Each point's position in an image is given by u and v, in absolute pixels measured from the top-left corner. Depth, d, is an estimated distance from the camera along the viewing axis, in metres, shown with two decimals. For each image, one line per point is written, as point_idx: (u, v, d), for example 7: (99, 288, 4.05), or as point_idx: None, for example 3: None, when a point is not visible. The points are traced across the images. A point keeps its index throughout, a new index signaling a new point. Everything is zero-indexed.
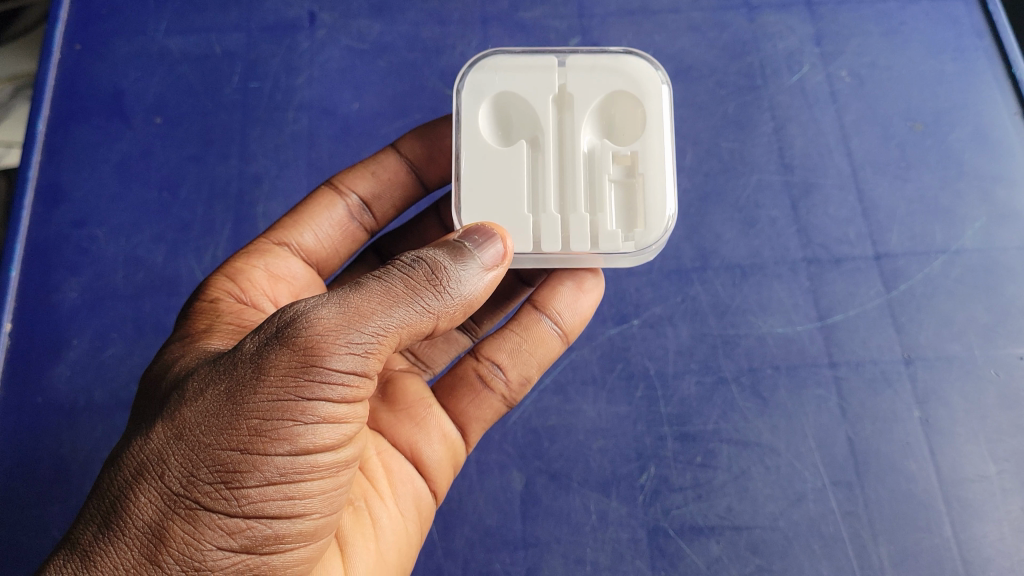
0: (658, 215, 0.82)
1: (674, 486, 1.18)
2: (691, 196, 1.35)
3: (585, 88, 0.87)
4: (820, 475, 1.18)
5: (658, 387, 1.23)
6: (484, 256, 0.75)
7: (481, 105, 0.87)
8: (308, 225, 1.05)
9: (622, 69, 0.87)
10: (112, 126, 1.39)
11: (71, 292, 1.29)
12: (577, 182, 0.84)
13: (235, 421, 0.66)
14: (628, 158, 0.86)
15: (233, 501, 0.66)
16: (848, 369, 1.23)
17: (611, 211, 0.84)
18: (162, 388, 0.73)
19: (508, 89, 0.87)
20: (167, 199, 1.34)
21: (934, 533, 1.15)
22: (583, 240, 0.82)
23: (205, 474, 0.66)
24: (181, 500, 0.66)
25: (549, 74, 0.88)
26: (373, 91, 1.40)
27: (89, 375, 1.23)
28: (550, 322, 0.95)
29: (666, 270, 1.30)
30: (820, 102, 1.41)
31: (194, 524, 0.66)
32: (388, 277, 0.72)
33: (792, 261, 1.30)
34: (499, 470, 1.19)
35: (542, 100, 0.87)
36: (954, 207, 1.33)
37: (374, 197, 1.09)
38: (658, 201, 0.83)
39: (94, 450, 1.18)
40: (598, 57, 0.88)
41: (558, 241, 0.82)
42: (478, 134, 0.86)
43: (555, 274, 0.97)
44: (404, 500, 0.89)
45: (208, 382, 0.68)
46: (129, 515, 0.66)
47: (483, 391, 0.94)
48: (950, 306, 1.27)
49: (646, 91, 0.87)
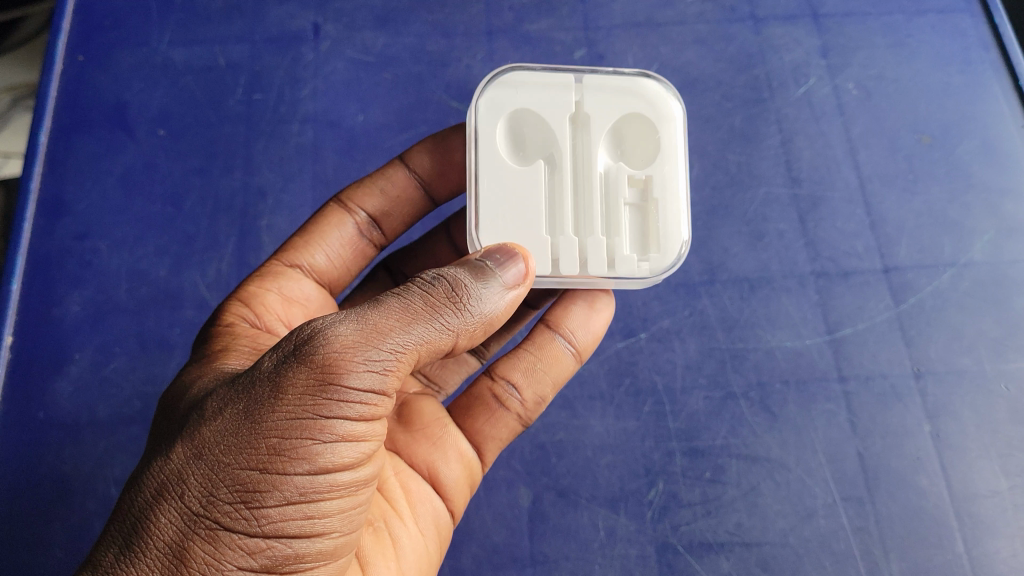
0: (671, 242, 0.83)
1: (683, 502, 1.17)
2: (698, 209, 1.34)
3: (601, 109, 0.86)
4: (830, 491, 1.17)
5: (666, 402, 1.22)
6: (506, 275, 0.74)
7: (498, 121, 0.85)
8: (319, 245, 1.04)
9: (638, 92, 0.87)
10: (116, 138, 1.37)
11: (73, 305, 1.26)
12: (594, 204, 0.83)
13: (253, 440, 0.63)
14: (643, 180, 0.85)
15: (253, 521, 0.64)
16: (857, 384, 1.23)
17: (626, 234, 0.83)
18: (181, 409, 0.71)
19: (525, 105, 0.85)
20: (170, 212, 1.32)
21: (946, 550, 1.14)
22: (601, 264, 0.81)
23: (224, 494, 0.63)
24: (200, 520, 0.63)
25: (566, 93, 0.86)
26: (378, 104, 1.40)
27: (92, 391, 1.21)
28: (564, 341, 0.94)
29: (674, 284, 1.29)
30: (827, 115, 1.41)
31: (213, 545, 0.63)
32: (407, 294, 0.70)
33: (801, 274, 1.30)
34: (506, 486, 1.17)
35: (558, 119, 0.85)
36: (962, 220, 1.33)
37: (383, 213, 1.08)
38: (672, 228, 0.83)
39: (96, 467, 1.17)
40: (616, 78, 0.87)
41: (576, 264, 0.81)
42: (495, 152, 0.83)
43: (568, 292, 0.96)
44: (423, 519, 0.86)
45: (226, 401, 0.66)
46: (148, 536, 0.63)
47: (499, 410, 0.93)
48: (960, 319, 1.27)
49: (660, 115, 0.86)
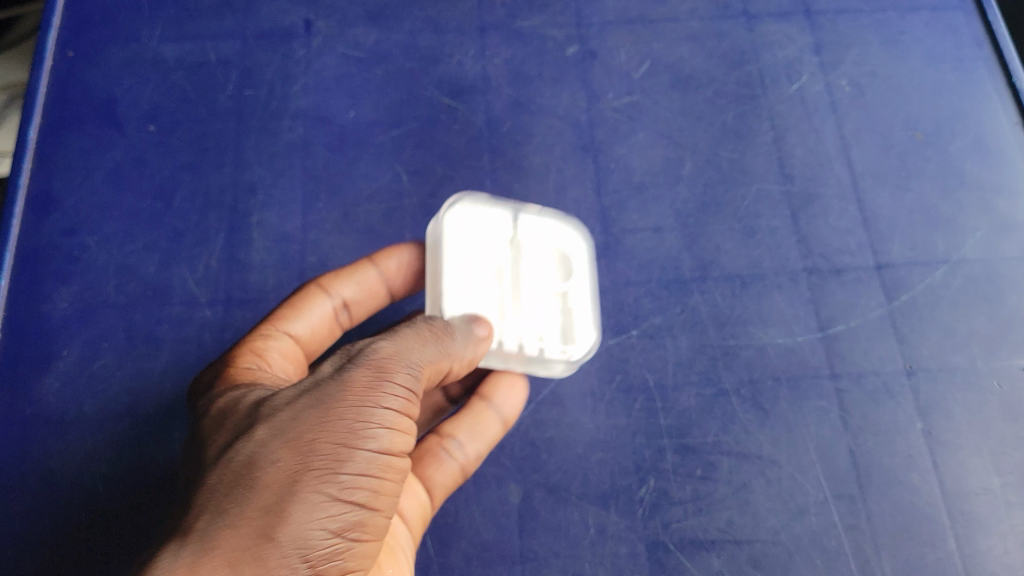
0: (587, 335, 1.06)
1: (674, 499, 1.16)
2: (690, 206, 1.34)
3: (536, 232, 1.11)
4: (821, 488, 1.16)
5: (657, 398, 1.21)
6: (480, 328, 0.97)
7: (460, 228, 1.06)
8: (301, 317, 1.12)
9: (565, 224, 1.14)
10: (105, 133, 1.36)
11: (61, 301, 1.24)
12: (530, 301, 1.06)
13: (330, 422, 0.78)
14: (563, 292, 1.09)
15: (335, 487, 0.75)
16: (849, 381, 1.22)
17: (552, 329, 1.05)
18: (231, 420, 0.84)
19: (480, 221, 1.08)
20: (160, 208, 1.31)
21: (938, 548, 1.13)
22: (532, 348, 1.04)
23: (311, 463, 0.75)
24: (292, 483, 0.74)
25: (510, 216, 1.10)
26: (370, 100, 1.40)
27: (80, 387, 1.19)
28: (495, 411, 1.15)
29: (665, 281, 1.29)
30: (819, 112, 1.41)
31: (304, 503, 0.73)
32: (417, 325, 0.94)
33: (792, 271, 1.29)
34: (496, 483, 1.16)
35: (503, 236, 1.09)
36: (955, 217, 1.33)
37: (355, 300, 1.16)
38: (588, 324, 1.07)
39: (82, 462, 1.15)
40: (549, 212, 1.13)
41: (513, 345, 1.04)
42: (457, 251, 1.04)
43: (494, 374, 1.19)
44: (401, 539, 0.99)
45: (295, 400, 0.81)
46: (246, 499, 0.72)
47: (445, 459, 1.11)
48: (953, 316, 1.26)
49: (580, 245, 1.14)
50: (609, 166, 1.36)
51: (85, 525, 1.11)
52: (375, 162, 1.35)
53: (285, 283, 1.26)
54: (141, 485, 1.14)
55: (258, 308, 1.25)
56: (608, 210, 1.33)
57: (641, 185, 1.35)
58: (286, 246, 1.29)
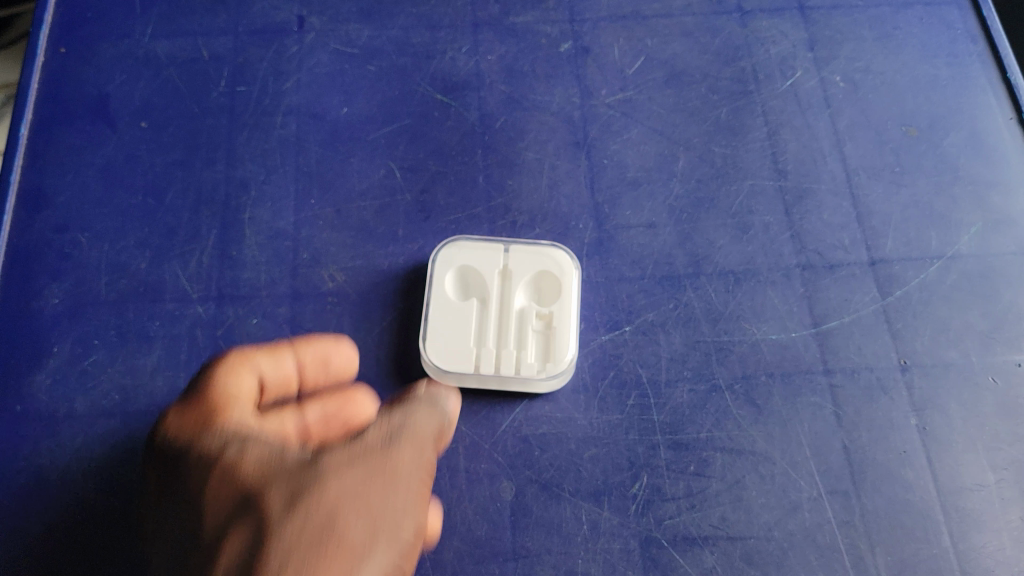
0: (562, 356, 1.18)
1: (667, 496, 1.15)
2: (684, 202, 1.33)
3: (521, 266, 1.24)
4: (815, 484, 1.16)
5: (651, 394, 1.21)
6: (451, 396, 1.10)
7: (448, 271, 1.23)
8: (230, 377, 1.07)
9: (549, 256, 1.25)
10: (97, 130, 1.35)
11: (52, 298, 1.24)
12: (509, 329, 1.21)
13: (393, 492, 0.92)
14: (547, 315, 1.22)
15: (397, 550, 0.89)
16: (843, 376, 1.22)
17: (530, 353, 1.19)
18: (281, 467, 0.92)
19: (467, 262, 1.24)
20: (152, 205, 1.31)
21: (933, 544, 1.13)
22: (509, 369, 1.18)
23: (382, 529, 0.88)
24: (368, 545, 0.86)
25: (496, 256, 1.25)
26: (363, 96, 1.39)
27: (71, 384, 1.19)
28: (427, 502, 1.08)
29: (658, 276, 1.28)
30: (813, 107, 1.40)
31: (377, 564, 0.86)
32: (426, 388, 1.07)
33: (786, 267, 1.29)
34: (489, 480, 1.16)
35: (489, 272, 1.23)
36: (950, 213, 1.33)
37: (271, 376, 1.12)
38: (564, 347, 1.19)
39: (72, 460, 1.15)
40: (533, 247, 1.25)
41: (492, 367, 1.18)
42: (443, 290, 1.22)
43: None
44: None
45: (356, 463, 0.92)
46: (333, 552, 0.84)
47: None
48: (947, 312, 1.26)
49: (562, 272, 1.24)
50: (603, 162, 1.36)
51: (75, 524, 1.11)
52: (368, 158, 1.35)
53: (277, 279, 1.26)
54: (132, 482, 1.13)
55: (250, 305, 1.24)
56: (601, 206, 1.33)
57: (634, 181, 1.35)
58: (278, 243, 1.28)
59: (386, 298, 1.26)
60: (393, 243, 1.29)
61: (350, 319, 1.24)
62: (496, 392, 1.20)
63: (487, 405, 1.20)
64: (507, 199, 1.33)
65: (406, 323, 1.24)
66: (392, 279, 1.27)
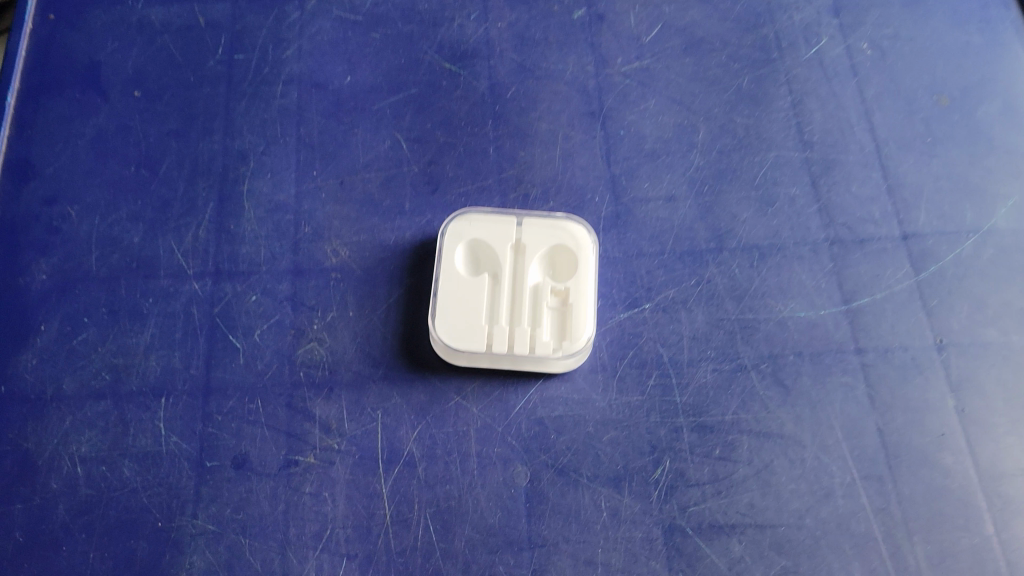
0: (579, 334, 1.11)
1: (691, 481, 1.09)
2: (705, 173, 1.27)
3: (536, 240, 1.17)
4: (848, 469, 1.09)
5: (672, 374, 1.14)
6: None
7: (458, 245, 1.16)
8: None
9: (564, 229, 1.18)
10: (88, 99, 1.29)
11: (40, 273, 1.18)
12: (523, 306, 1.14)
13: None
14: (562, 292, 1.15)
15: None
16: (876, 356, 1.15)
17: (545, 331, 1.12)
18: None
19: (479, 236, 1.17)
20: (145, 176, 1.24)
21: (974, 533, 1.07)
22: (523, 347, 1.11)
23: None
24: None
25: (509, 229, 1.18)
26: (367, 64, 1.33)
27: (59, 363, 1.13)
28: None
29: (679, 251, 1.21)
30: (840, 76, 1.34)
31: None
32: None
33: (813, 241, 1.22)
34: (502, 464, 1.09)
35: (501, 246, 1.16)
36: (985, 185, 1.26)
37: None
38: (581, 324, 1.12)
39: (61, 444, 1.09)
40: (548, 220, 1.18)
41: (505, 346, 1.11)
42: (453, 265, 1.15)
43: None
44: None
45: None
46: None
47: None
48: (984, 289, 1.19)
49: (578, 246, 1.17)
50: (619, 132, 1.29)
51: (62, 512, 1.05)
52: (373, 129, 1.28)
53: (277, 254, 1.19)
54: (121, 468, 1.08)
55: (248, 281, 1.18)
56: (618, 178, 1.26)
57: (652, 152, 1.28)
58: (278, 216, 1.22)
59: (393, 273, 1.19)
60: (399, 217, 1.23)
61: (355, 295, 1.17)
62: (509, 372, 1.14)
63: (499, 386, 1.13)
64: (519, 170, 1.26)
65: (414, 300, 1.18)
66: (399, 254, 1.20)
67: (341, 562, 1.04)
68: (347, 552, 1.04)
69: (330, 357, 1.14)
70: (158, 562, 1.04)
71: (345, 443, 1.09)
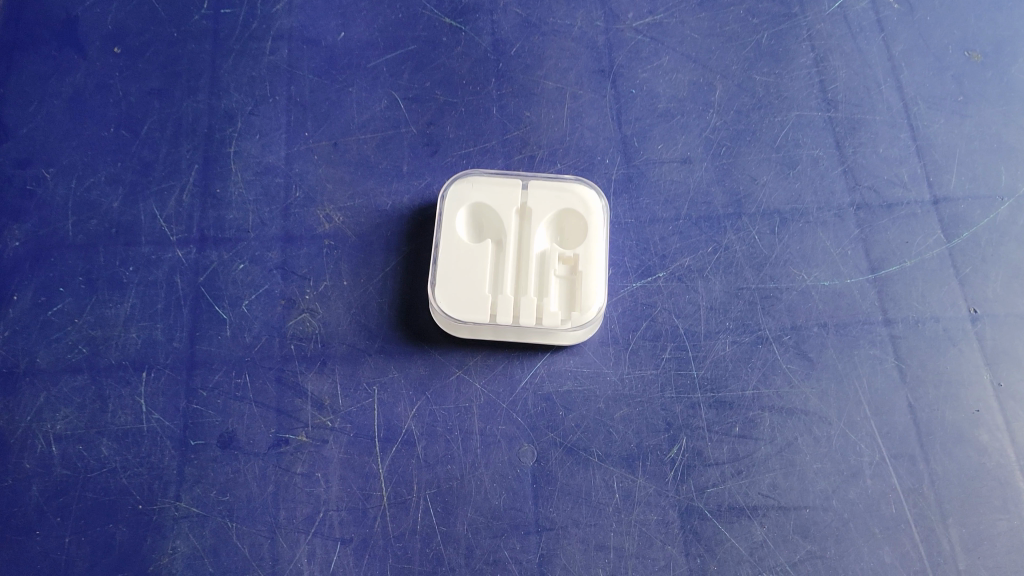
0: (589, 304, 1.04)
1: (710, 461, 1.02)
2: (722, 135, 1.19)
3: (543, 204, 1.09)
4: (877, 448, 1.03)
5: (689, 347, 1.07)
6: None
7: (460, 209, 1.09)
8: None
9: (573, 192, 1.10)
10: (63, 55, 1.20)
11: (12, 240, 1.10)
12: (530, 274, 1.06)
13: None
14: (571, 259, 1.07)
15: None
16: (905, 327, 1.08)
17: (553, 301, 1.04)
18: None
19: (481, 200, 1.09)
20: (125, 138, 1.16)
21: (1012, 515, 1.01)
22: (529, 318, 1.03)
23: None
24: None
25: (514, 192, 1.10)
26: (361, 19, 1.24)
27: (32, 336, 1.05)
28: None
29: (695, 217, 1.14)
30: (865, 31, 1.25)
31: None
32: None
33: (838, 206, 1.15)
34: (507, 443, 1.02)
35: (506, 210, 1.08)
36: (1020, 146, 1.18)
37: None
38: (592, 294, 1.04)
39: (34, 421, 1.02)
40: (555, 183, 1.10)
41: (510, 317, 1.03)
42: (454, 231, 1.07)
43: None
44: None
45: None
46: None
47: None
48: (1020, 256, 1.12)
49: (588, 211, 1.09)
50: (631, 91, 1.21)
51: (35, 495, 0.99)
52: (368, 87, 1.20)
53: (266, 220, 1.12)
54: (99, 448, 1.01)
55: (235, 248, 1.10)
56: (629, 139, 1.18)
57: (666, 112, 1.20)
58: (268, 179, 1.14)
59: (390, 240, 1.11)
60: (396, 180, 1.15)
61: (349, 263, 1.10)
62: (514, 344, 1.06)
63: (504, 359, 1.06)
64: (524, 131, 1.18)
65: (412, 269, 1.10)
66: (396, 219, 1.13)
67: (335, 547, 0.97)
68: (342, 537, 0.98)
69: (322, 329, 1.06)
70: (138, 548, 0.97)
71: (339, 420, 1.02)
